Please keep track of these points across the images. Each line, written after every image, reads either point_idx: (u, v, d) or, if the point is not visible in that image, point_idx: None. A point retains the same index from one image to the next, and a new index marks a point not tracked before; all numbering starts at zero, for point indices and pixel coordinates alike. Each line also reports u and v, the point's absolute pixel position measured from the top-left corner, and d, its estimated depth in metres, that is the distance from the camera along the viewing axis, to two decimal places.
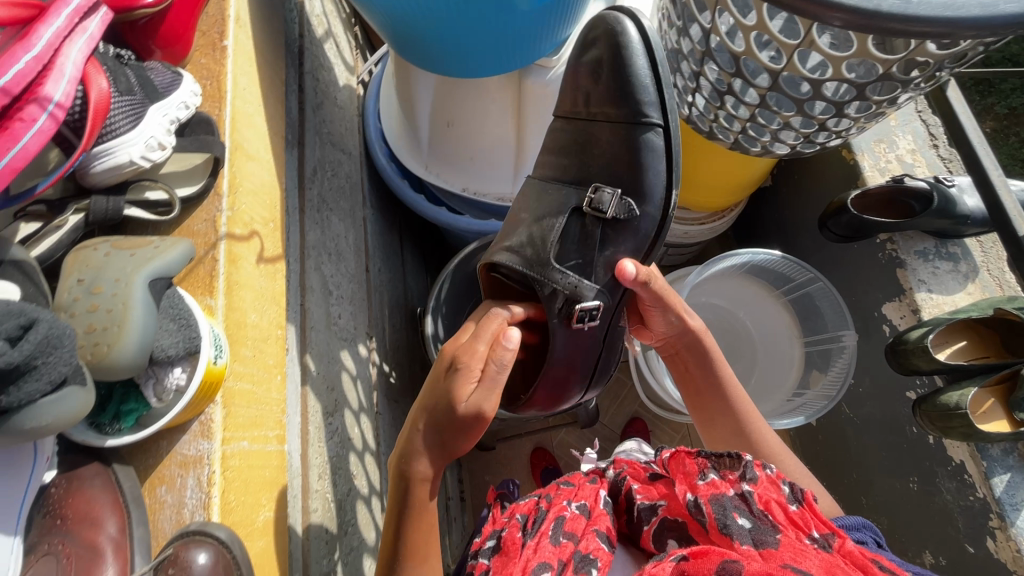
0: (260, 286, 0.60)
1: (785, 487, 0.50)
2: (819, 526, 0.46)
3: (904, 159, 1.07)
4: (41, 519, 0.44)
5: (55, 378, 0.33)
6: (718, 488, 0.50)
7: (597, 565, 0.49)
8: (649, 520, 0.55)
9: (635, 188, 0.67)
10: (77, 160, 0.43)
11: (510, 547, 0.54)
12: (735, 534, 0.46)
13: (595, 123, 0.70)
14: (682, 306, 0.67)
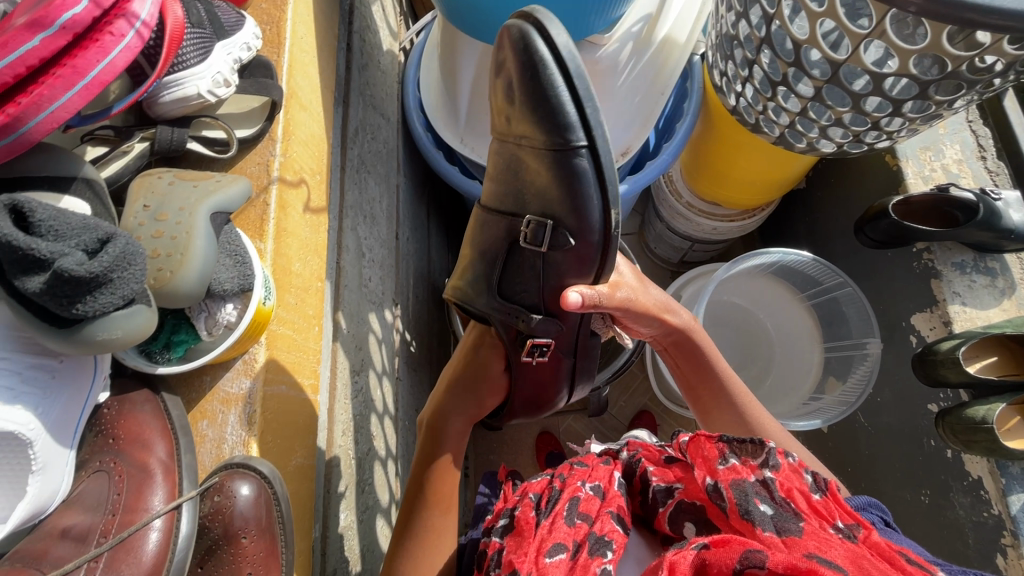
0: (305, 236, 0.61)
1: (808, 475, 0.44)
2: (843, 516, 0.41)
3: (950, 169, 0.98)
4: (92, 437, 0.47)
5: (128, 295, 0.34)
6: (739, 472, 0.44)
7: (612, 549, 0.45)
8: (664, 502, 0.50)
9: (571, 221, 0.50)
10: (150, 87, 0.44)
11: (523, 526, 0.50)
12: (757, 520, 0.40)
13: (521, 151, 0.50)
14: (658, 304, 0.64)
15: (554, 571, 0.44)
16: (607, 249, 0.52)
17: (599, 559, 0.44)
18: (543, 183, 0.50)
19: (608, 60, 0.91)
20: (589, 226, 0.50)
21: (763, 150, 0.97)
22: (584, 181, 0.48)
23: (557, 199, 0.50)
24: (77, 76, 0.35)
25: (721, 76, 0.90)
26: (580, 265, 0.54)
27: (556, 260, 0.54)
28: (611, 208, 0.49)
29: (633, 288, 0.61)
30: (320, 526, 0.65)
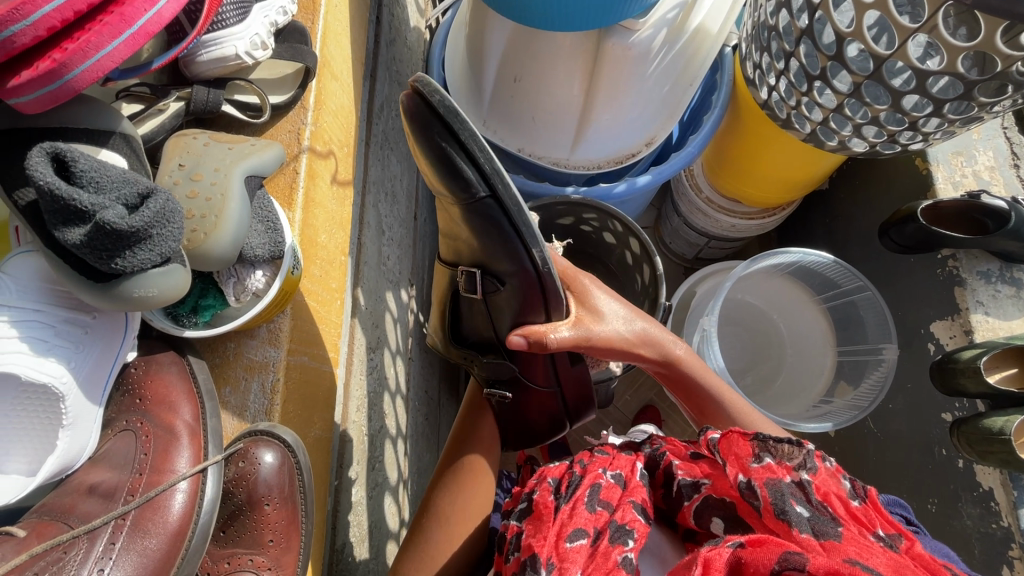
0: (331, 208, 0.60)
1: (847, 481, 0.43)
2: (885, 525, 0.40)
3: (981, 176, 0.96)
4: (119, 397, 0.47)
5: (164, 253, 0.34)
6: (775, 473, 0.43)
7: (633, 538, 0.45)
8: (690, 496, 0.50)
9: (501, 255, 0.53)
10: (189, 44, 0.43)
11: (543, 510, 0.50)
12: (794, 521, 0.39)
13: (447, 208, 0.54)
14: (631, 338, 0.60)
15: (575, 557, 0.45)
16: (540, 289, 0.54)
17: (619, 547, 0.44)
18: (471, 232, 0.53)
19: (640, 47, 0.84)
20: (519, 270, 0.53)
21: (788, 150, 0.95)
22: (500, 228, 0.51)
23: (485, 246, 0.53)
24: (123, 25, 0.34)
25: (755, 69, 0.88)
26: (527, 304, 0.56)
27: (502, 301, 0.58)
28: (531, 245, 0.51)
29: (600, 325, 0.58)
30: (332, 499, 0.65)
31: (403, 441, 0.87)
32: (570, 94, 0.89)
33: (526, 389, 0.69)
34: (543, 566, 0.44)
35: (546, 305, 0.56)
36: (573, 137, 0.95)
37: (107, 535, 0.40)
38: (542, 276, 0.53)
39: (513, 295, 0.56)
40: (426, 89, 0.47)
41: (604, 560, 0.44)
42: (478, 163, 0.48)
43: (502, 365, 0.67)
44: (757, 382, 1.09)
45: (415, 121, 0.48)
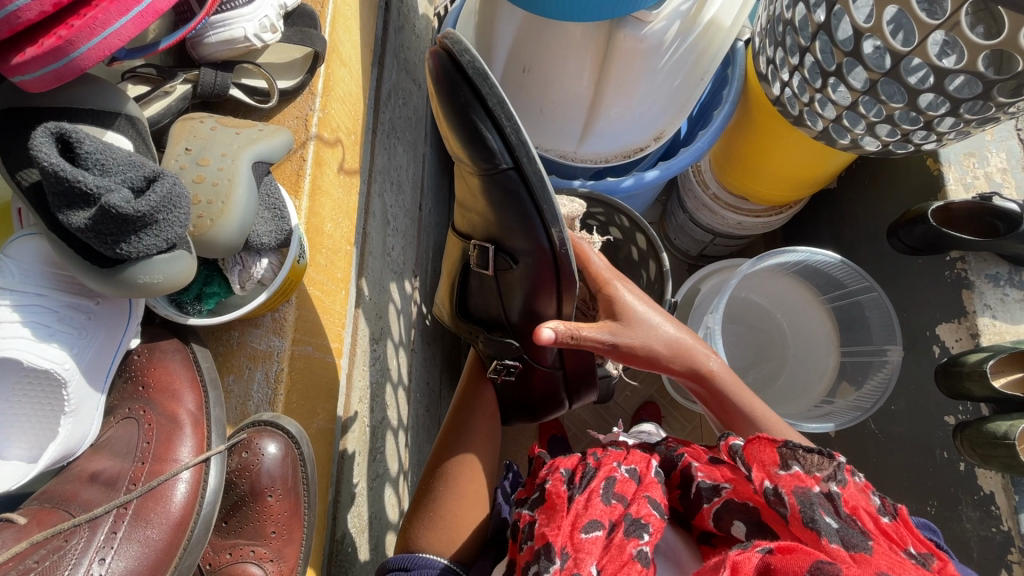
0: (338, 197, 0.59)
1: (876, 497, 0.42)
2: (916, 543, 0.40)
3: (992, 178, 0.95)
4: (122, 384, 0.46)
5: (170, 240, 0.33)
6: (803, 481, 0.42)
7: (649, 532, 0.45)
8: (711, 499, 0.49)
9: (518, 232, 0.51)
10: (198, 25, 0.42)
11: (556, 500, 0.50)
12: (823, 531, 0.39)
13: (468, 177, 0.51)
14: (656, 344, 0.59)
15: (591, 548, 0.44)
16: (555, 273, 0.53)
17: (635, 541, 0.44)
18: (490, 204, 0.51)
19: (652, 39, 0.82)
20: (536, 248, 0.52)
21: (800, 147, 0.93)
22: (519, 201, 0.48)
23: (503, 218, 0.51)
24: (133, 2, 0.33)
25: (768, 63, 0.87)
26: (541, 287, 0.55)
27: (513, 279, 0.57)
28: (552, 225, 0.49)
29: (629, 334, 0.58)
30: (333, 489, 0.65)
31: (404, 432, 0.87)
32: (580, 86, 0.88)
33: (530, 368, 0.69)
34: (557, 556, 0.44)
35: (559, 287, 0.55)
36: (582, 128, 0.94)
37: (108, 524, 0.39)
38: (557, 258, 0.52)
39: (524, 275, 0.55)
40: (455, 47, 0.45)
41: (618, 552, 0.43)
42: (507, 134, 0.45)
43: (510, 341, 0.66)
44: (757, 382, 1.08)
45: (440, 82, 0.47)
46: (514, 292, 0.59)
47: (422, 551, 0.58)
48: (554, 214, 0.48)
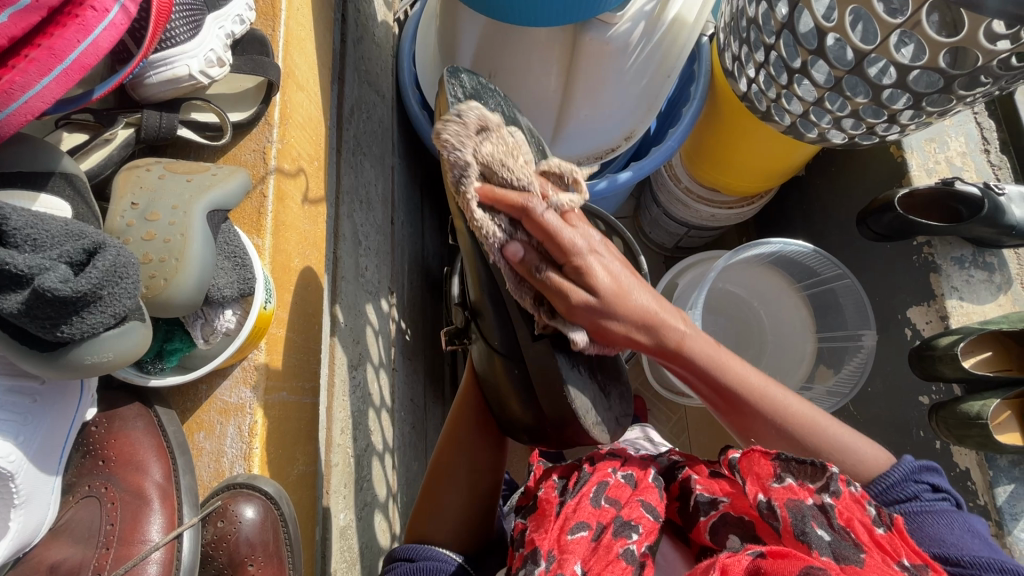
0: (305, 229, 0.57)
1: (872, 508, 0.40)
2: (910, 555, 0.37)
3: (953, 162, 0.96)
4: (80, 458, 0.44)
5: (119, 313, 0.31)
6: (796, 494, 0.41)
7: (638, 532, 0.46)
8: (707, 512, 0.48)
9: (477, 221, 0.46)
10: (136, 68, 0.39)
11: (546, 505, 0.51)
12: (813, 543, 0.38)
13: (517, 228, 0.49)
14: (629, 323, 0.48)
15: (575, 549, 0.45)
16: (487, 270, 0.49)
17: (622, 540, 0.45)
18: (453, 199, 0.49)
19: (618, 41, 0.81)
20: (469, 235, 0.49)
21: (768, 141, 0.93)
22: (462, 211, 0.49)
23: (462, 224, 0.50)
24: (53, 60, 0.32)
25: (733, 60, 0.86)
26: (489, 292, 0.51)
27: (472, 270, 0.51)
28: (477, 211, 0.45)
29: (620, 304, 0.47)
30: (319, 528, 0.63)
31: (390, 455, 0.84)
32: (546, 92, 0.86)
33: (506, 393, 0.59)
34: (542, 558, 0.44)
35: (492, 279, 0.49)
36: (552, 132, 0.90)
37: None
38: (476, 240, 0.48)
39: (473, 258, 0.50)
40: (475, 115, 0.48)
41: (605, 552, 0.43)
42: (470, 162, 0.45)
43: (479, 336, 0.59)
44: None
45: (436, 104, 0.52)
46: (478, 283, 0.52)
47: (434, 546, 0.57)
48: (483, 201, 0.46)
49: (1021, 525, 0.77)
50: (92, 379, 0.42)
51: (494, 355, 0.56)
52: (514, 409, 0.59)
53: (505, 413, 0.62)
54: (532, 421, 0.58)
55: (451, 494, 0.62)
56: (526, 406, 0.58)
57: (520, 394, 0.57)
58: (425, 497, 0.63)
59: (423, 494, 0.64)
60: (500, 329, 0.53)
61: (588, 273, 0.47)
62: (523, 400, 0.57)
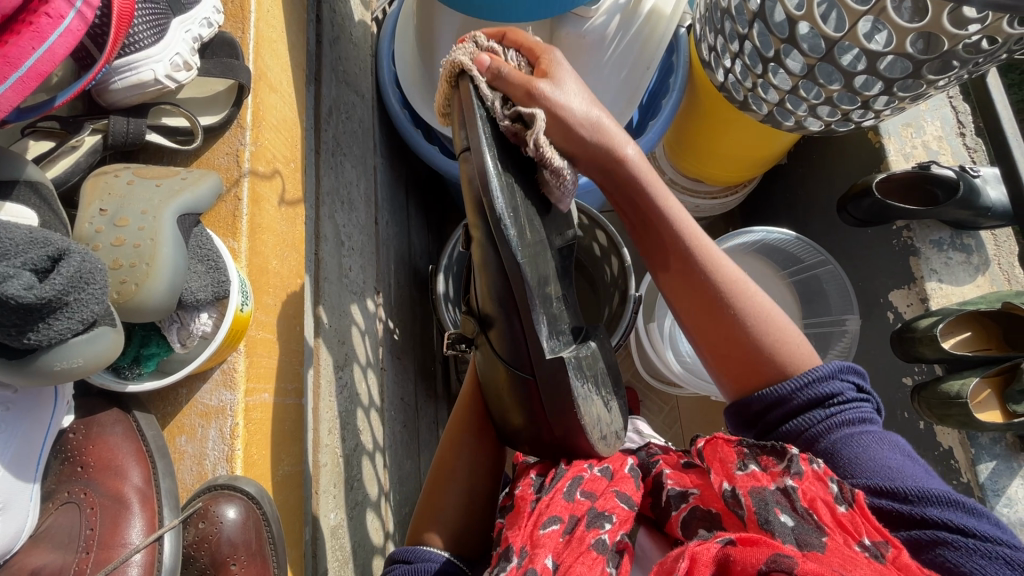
0: (282, 231, 0.57)
1: (834, 484, 0.40)
2: (870, 533, 0.37)
3: (929, 146, 0.97)
4: (58, 466, 0.44)
5: (87, 318, 0.31)
6: (759, 480, 0.42)
7: (611, 521, 0.47)
8: (678, 506, 0.49)
9: (485, 207, 0.40)
10: (99, 74, 0.39)
11: (521, 503, 0.52)
12: (777, 531, 0.38)
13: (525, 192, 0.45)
14: (579, 121, 0.45)
15: (547, 542, 0.46)
16: (504, 278, 0.43)
17: (595, 530, 0.46)
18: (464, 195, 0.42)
19: (594, 34, 0.82)
20: (489, 244, 0.42)
21: (749, 133, 0.94)
22: (478, 207, 0.41)
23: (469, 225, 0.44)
24: (9, 68, 0.32)
25: (709, 51, 0.86)
26: (498, 302, 0.45)
27: (482, 276, 0.45)
28: (493, 197, 0.39)
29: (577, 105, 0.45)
30: (309, 528, 0.63)
31: (381, 454, 0.84)
32: None
33: (506, 405, 0.56)
34: (515, 554, 0.45)
35: (512, 296, 0.43)
36: None
37: None
38: (501, 256, 0.41)
39: (482, 261, 0.44)
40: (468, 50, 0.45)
41: (578, 543, 0.45)
42: (490, 139, 0.41)
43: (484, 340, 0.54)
44: None
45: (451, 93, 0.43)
46: (484, 292, 0.46)
47: (426, 546, 0.57)
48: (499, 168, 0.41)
49: (1003, 501, 0.77)
50: (67, 386, 0.42)
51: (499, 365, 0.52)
52: (516, 418, 0.56)
53: (505, 417, 0.59)
54: (537, 435, 0.56)
55: (450, 493, 0.62)
56: (530, 420, 0.54)
57: (527, 409, 0.53)
58: (427, 496, 0.63)
59: (425, 497, 0.63)
60: (512, 343, 0.47)
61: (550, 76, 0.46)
62: (532, 416, 0.53)
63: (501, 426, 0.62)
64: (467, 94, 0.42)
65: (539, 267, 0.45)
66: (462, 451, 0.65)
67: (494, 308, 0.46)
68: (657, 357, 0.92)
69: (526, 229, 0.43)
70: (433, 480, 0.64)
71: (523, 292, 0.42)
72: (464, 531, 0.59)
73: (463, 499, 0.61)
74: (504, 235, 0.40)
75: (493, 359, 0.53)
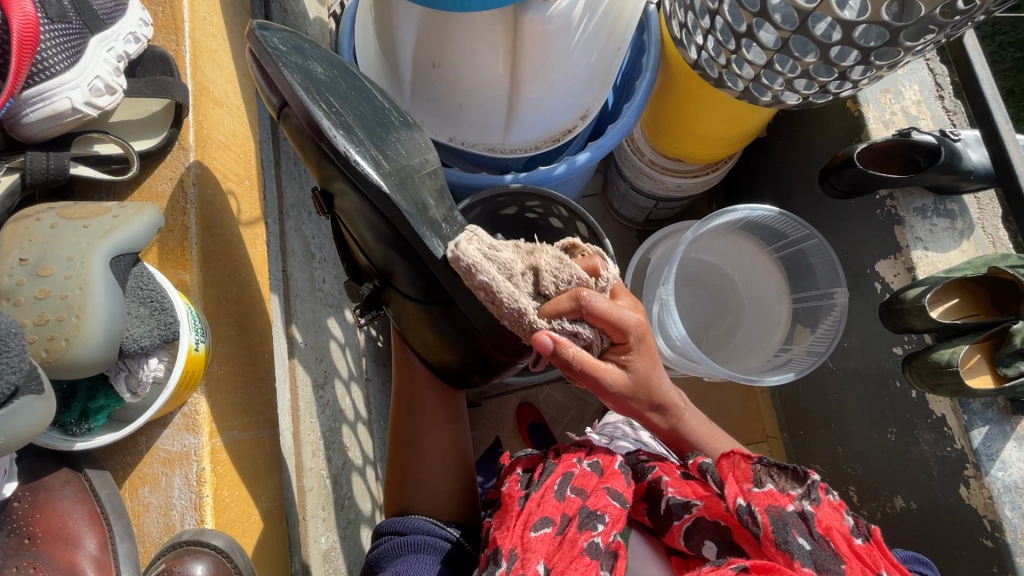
0: (239, 255, 0.55)
1: (851, 517, 0.43)
2: (888, 568, 0.40)
3: (909, 111, 0.95)
4: (4, 539, 0.42)
5: (5, 389, 0.31)
6: (777, 499, 0.43)
7: (603, 522, 0.46)
8: (681, 516, 0.48)
9: (315, 125, 0.50)
10: (4, 107, 0.38)
11: (509, 501, 0.50)
12: (795, 553, 0.40)
13: (351, 114, 0.53)
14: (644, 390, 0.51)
15: (539, 547, 0.44)
16: (377, 214, 0.51)
17: (587, 533, 0.45)
18: (304, 145, 0.53)
19: (560, 20, 0.71)
20: (360, 194, 0.51)
21: (726, 107, 0.90)
22: (316, 143, 0.51)
23: (316, 166, 0.53)
24: None
25: (680, 28, 0.82)
26: (388, 236, 0.53)
27: (364, 224, 0.54)
28: (328, 137, 0.49)
29: (643, 378, 0.51)
30: (296, 558, 0.60)
31: (372, 467, 0.82)
32: (493, 79, 0.77)
33: (426, 338, 0.62)
34: (504, 559, 0.44)
35: (398, 233, 0.51)
36: (506, 118, 0.82)
37: None
38: (373, 201, 0.50)
39: (352, 201, 0.53)
40: (260, 37, 0.54)
41: (570, 547, 0.44)
42: (290, 78, 0.51)
43: (392, 293, 0.61)
44: (715, 340, 1.04)
45: (256, 58, 0.54)
46: (376, 240, 0.55)
47: (413, 513, 0.60)
48: (316, 110, 0.50)
49: (999, 465, 0.75)
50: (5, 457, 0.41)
51: (411, 300, 0.58)
52: (446, 354, 0.61)
53: (438, 357, 0.63)
54: (466, 360, 0.60)
55: (424, 471, 0.63)
56: (452, 346, 0.59)
57: (450, 339, 0.59)
58: (399, 484, 0.64)
59: (392, 466, 0.66)
60: (414, 277, 0.55)
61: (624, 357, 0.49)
62: (459, 344, 0.59)
63: (439, 369, 0.65)
64: (263, 49, 0.53)
65: (415, 195, 0.52)
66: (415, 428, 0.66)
67: (372, 235, 0.54)
68: (662, 331, 0.87)
69: (410, 177, 0.52)
70: (397, 458, 0.65)
71: (402, 225, 0.50)
72: (449, 507, 0.61)
73: (442, 499, 0.62)
74: (344, 157, 0.49)
75: (404, 299, 0.59)
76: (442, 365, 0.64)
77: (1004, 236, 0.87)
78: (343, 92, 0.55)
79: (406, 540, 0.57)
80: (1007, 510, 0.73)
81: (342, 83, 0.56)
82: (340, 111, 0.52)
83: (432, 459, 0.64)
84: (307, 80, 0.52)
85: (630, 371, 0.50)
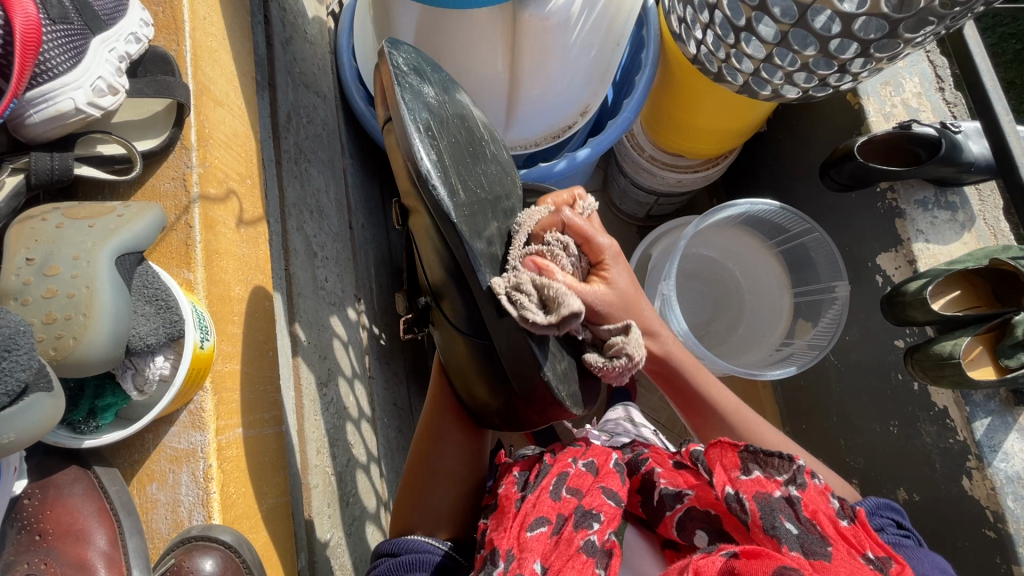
0: (242, 253, 0.55)
1: (835, 499, 0.43)
2: (874, 546, 0.40)
3: (909, 104, 0.95)
4: (15, 535, 0.43)
5: (13, 388, 0.32)
6: (764, 486, 0.43)
7: (598, 521, 0.47)
8: (672, 506, 0.48)
9: (403, 146, 0.47)
10: (9, 107, 0.38)
11: (505, 502, 0.50)
12: (783, 538, 0.40)
13: (451, 149, 0.51)
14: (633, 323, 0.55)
15: (535, 545, 0.45)
16: (447, 250, 0.48)
17: (583, 531, 0.45)
18: (398, 164, 0.50)
19: (559, 15, 0.71)
20: (427, 216, 0.48)
21: (726, 102, 0.90)
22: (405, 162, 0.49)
23: (400, 182, 0.51)
24: None
25: (679, 23, 0.82)
26: (446, 264, 0.50)
27: (427, 250, 0.51)
28: (413, 157, 0.47)
29: (627, 301, 0.54)
30: (303, 556, 0.61)
31: (377, 464, 0.82)
32: (494, 77, 0.77)
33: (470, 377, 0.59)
34: (502, 558, 0.44)
35: (458, 266, 0.49)
36: (506, 116, 0.82)
37: None
38: (440, 227, 0.48)
39: (424, 232, 0.50)
40: (390, 54, 0.54)
41: (566, 546, 0.44)
42: (405, 99, 0.50)
43: (439, 319, 0.58)
44: (716, 334, 1.03)
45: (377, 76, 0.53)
46: (434, 264, 0.51)
47: (411, 535, 0.60)
48: (416, 132, 0.48)
49: (1001, 456, 0.75)
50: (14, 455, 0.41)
51: (456, 334, 0.56)
52: (487, 397, 0.60)
53: (473, 397, 0.62)
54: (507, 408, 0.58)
55: (435, 491, 0.64)
56: (497, 393, 0.58)
57: (492, 381, 0.57)
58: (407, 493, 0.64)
59: (406, 485, 0.66)
60: (465, 308, 0.52)
61: (605, 275, 0.54)
62: (497, 388, 0.57)
63: (474, 411, 0.64)
64: (388, 69, 0.52)
65: (482, 230, 0.50)
66: (436, 447, 0.66)
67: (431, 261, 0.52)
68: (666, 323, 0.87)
69: (480, 218, 0.51)
70: (415, 469, 0.66)
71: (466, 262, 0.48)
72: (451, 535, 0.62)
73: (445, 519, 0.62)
74: (425, 182, 0.47)
75: (450, 332, 0.56)
76: (480, 405, 0.62)
77: (1005, 228, 0.87)
78: (450, 122, 0.53)
79: (403, 559, 0.56)
80: (1008, 501, 0.74)
81: (450, 111, 0.55)
82: (435, 134, 0.50)
83: (447, 488, 0.64)
84: (420, 104, 0.51)
85: (613, 287, 0.54)
